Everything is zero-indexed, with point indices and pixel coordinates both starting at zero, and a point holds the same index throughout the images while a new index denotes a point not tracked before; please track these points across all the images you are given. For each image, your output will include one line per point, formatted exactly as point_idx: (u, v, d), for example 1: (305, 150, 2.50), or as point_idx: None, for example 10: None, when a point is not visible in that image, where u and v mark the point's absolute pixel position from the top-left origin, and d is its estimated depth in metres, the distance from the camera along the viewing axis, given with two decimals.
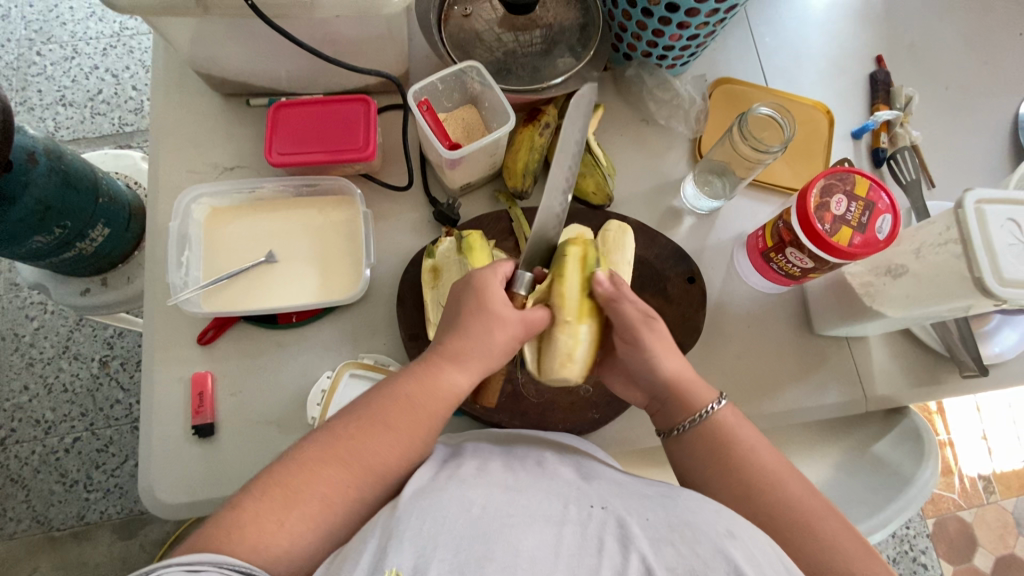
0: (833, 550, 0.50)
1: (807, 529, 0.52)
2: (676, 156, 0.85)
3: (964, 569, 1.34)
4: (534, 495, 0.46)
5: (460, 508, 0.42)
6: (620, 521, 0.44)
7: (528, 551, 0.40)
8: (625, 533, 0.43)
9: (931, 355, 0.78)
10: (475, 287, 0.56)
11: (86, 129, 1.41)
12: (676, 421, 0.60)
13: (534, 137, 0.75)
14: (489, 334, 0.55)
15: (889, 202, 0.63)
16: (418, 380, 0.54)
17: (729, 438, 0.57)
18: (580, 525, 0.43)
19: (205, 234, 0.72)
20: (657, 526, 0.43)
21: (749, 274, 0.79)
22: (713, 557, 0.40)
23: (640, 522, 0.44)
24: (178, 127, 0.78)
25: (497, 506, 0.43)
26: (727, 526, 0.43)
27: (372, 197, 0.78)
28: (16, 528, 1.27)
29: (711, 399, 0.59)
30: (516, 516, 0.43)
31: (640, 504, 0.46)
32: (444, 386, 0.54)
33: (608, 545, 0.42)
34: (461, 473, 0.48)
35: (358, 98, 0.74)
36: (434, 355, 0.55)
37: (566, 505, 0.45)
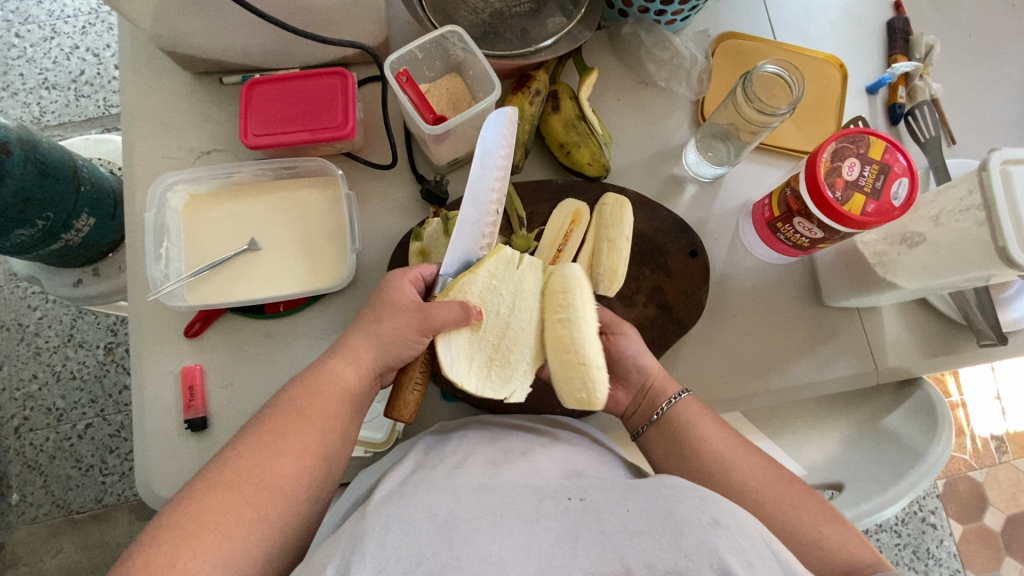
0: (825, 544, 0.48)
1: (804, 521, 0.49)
2: (677, 121, 0.80)
3: (974, 529, 1.34)
4: (510, 491, 0.44)
5: (425, 512, 0.41)
6: (597, 514, 0.42)
7: (497, 553, 0.38)
8: (601, 527, 0.41)
9: (947, 325, 0.74)
10: (383, 286, 0.59)
11: (71, 113, 1.37)
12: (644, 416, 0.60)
13: (524, 106, 0.71)
14: (378, 324, 0.56)
15: (906, 165, 0.58)
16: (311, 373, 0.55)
17: (689, 425, 0.57)
18: (556, 519, 0.42)
19: (183, 224, 0.69)
20: (637, 518, 0.41)
21: (755, 245, 0.75)
22: (696, 549, 0.38)
23: (617, 514, 0.42)
24: (151, 110, 0.75)
25: (467, 509, 0.42)
26: (711, 514, 0.40)
27: (356, 178, 0.74)
28: (37, 512, 1.31)
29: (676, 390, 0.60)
30: (484, 517, 0.41)
31: (622, 495, 0.44)
32: (332, 379, 0.54)
33: (583, 542, 0.40)
34: (433, 475, 0.47)
35: (335, 71, 0.69)
36: (327, 352, 0.57)
37: (541, 499, 0.44)
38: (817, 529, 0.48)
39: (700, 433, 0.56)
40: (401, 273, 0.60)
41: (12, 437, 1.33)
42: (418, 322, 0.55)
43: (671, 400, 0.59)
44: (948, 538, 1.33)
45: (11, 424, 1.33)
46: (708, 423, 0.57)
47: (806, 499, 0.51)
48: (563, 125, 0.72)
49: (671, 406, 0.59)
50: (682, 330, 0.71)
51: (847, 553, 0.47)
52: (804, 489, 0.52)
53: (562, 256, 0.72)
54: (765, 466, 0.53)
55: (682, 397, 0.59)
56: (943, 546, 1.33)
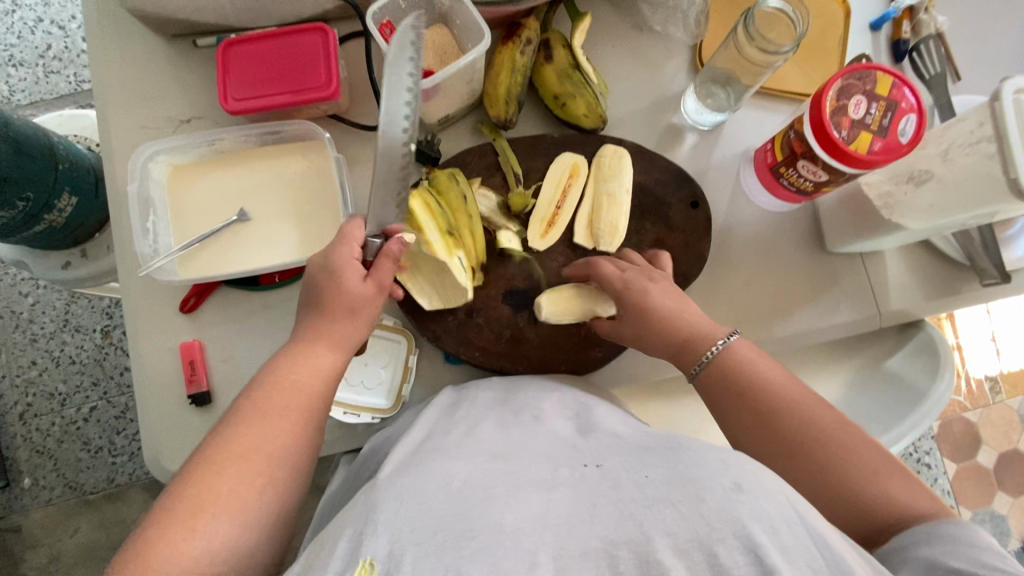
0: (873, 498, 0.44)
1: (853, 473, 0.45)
2: (674, 67, 0.77)
3: (967, 467, 1.37)
4: (524, 460, 0.44)
5: (440, 480, 0.41)
6: (615, 480, 0.41)
7: (513, 523, 0.37)
8: (618, 493, 0.40)
9: (950, 265, 0.73)
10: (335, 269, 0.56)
11: (42, 91, 1.31)
12: (691, 360, 0.57)
13: (515, 57, 0.68)
14: (351, 316, 0.56)
15: (914, 100, 0.56)
16: (284, 350, 0.55)
17: (743, 365, 0.54)
18: (572, 487, 0.41)
19: (168, 196, 0.67)
20: (657, 484, 0.39)
21: (757, 192, 0.73)
22: (720, 517, 0.35)
23: (634, 479, 0.41)
24: (122, 78, 0.71)
25: (481, 479, 0.41)
26: (733, 478, 0.38)
27: (345, 140, 0.72)
28: (51, 494, 1.32)
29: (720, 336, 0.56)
30: (500, 486, 0.40)
31: (641, 463, 0.42)
32: (303, 358, 0.53)
33: (601, 510, 0.38)
34: (444, 444, 0.46)
35: (315, 27, 0.66)
36: (299, 318, 0.56)
37: (557, 468, 0.43)
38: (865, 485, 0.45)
39: (757, 380, 0.52)
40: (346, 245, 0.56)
41: (17, 424, 1.33)
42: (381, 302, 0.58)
43: (722, 342, 0.55)
44: (942, 476, 1.36)
45: (15, 410, 1.33)
46: (763, 366, 0.53)
47: (858, 443, 0.47)
48: (556, 76, 0.69)
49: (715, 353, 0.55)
50: (685, 282, 0.70)
51: (891, 506, 0.44)
52: (858, 435, 0.48)
53: (561, 214, 0.70)
54: (823, 409, 0.50)
55: (733, 341, 0.56)
56: (937, 483, 1.36)
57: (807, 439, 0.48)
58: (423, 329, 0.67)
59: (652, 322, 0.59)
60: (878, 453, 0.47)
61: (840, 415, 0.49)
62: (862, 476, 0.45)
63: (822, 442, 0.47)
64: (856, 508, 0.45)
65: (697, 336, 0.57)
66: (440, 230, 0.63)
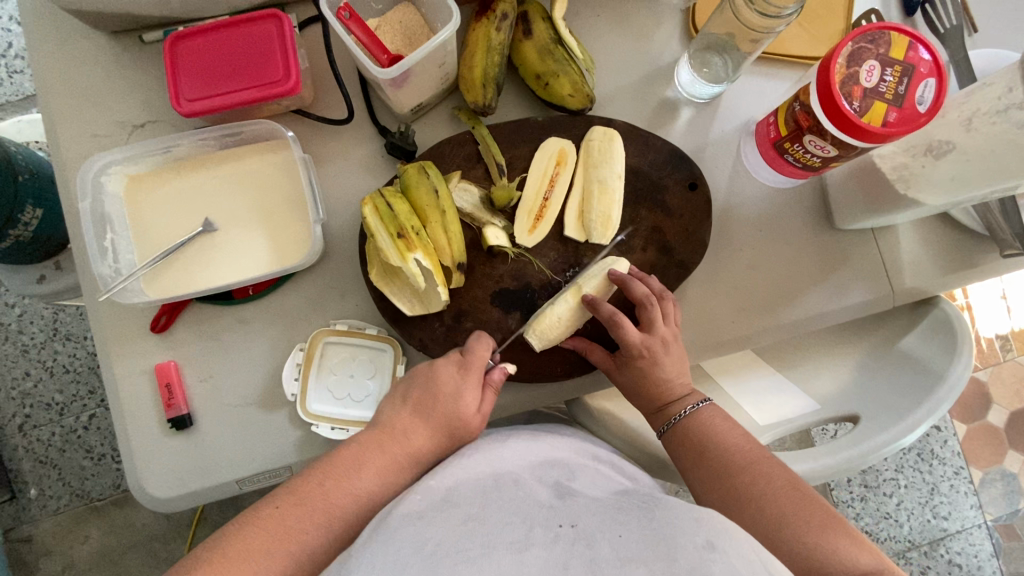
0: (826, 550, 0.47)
1: (806, 524, 0.49)
2: (666, 35, 0.71)
3: (978, 427, 1.35)
4: (497, 518, 0.42)
5: (413, 546, 0.39)
6: (588, 542, 0.39)
7: None
8: (592, 553, 0.38)
9: (968, 236, 0.69)
10: (437, 390, 0.55)
11: (6, 92, 1.24)
12: (663, 419, 0.60)
13: (490, 35, 0.61)
14: (446, 409, 0.55)
15: (931, 63, 0.51)
16: (391, 424, 0.54)
17: (710, 429, 0.57)
18: (546, 548, 0.39)
19: (126, 211, 0.63)
20: (629, 546, 0.39)
21: (759, 168, 0.68)
22: None
23: (607, 540, 0.40)
24: (68, 83, 0.65)
25: (454, 542, 0.39)
26: (705, 536, 0.38)
27: (312, 137, 0.67)
28: (58, 504, 1.31)
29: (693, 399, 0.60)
30: (473, 549, 0.39)
31: (614, 522, 0.42)
32: (409, 439, 0.53)
33: (573, 571, 0.37)
34: (422, 507, 0.44)
35: (268, 14, 0.60)
36: (416, 391, 0.56)
37: (530, 528, 0.41)
38: (819, 541, 0.47)
39: (721, 441, 0.56)
40: (471, 376, 0.56)
41: (17, 436, 1.31)
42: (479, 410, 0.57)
43: (693, 405, 0.59)
44: (953, 438, 1.34)
45: (15, 423, 1.31)
46: (729, 430, 0.57)
47: (811, 503, 0.50)
48: (537, 53, 0.63)
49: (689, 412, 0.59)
50: (685, 271, 0.65)
51: (839, 562, 0.46)
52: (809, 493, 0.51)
53: (550, 205, 0.66)
54: (779, 470, 0.53)
55: (704, 405, 0.59)
56: (948, 446, 1.34)
57: (765, 496, 0.51)
58: (409, 337, 0.63)
59: (642, 383, 0.60)
60: (828, 512, 0.50)
61: (796, 478, 0.52)
62: (814, 532, 0.48)
63: (775, 497, 0.51)
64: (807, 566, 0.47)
65: (674, 397, 0.60)
66: (391, 234, 0.58)
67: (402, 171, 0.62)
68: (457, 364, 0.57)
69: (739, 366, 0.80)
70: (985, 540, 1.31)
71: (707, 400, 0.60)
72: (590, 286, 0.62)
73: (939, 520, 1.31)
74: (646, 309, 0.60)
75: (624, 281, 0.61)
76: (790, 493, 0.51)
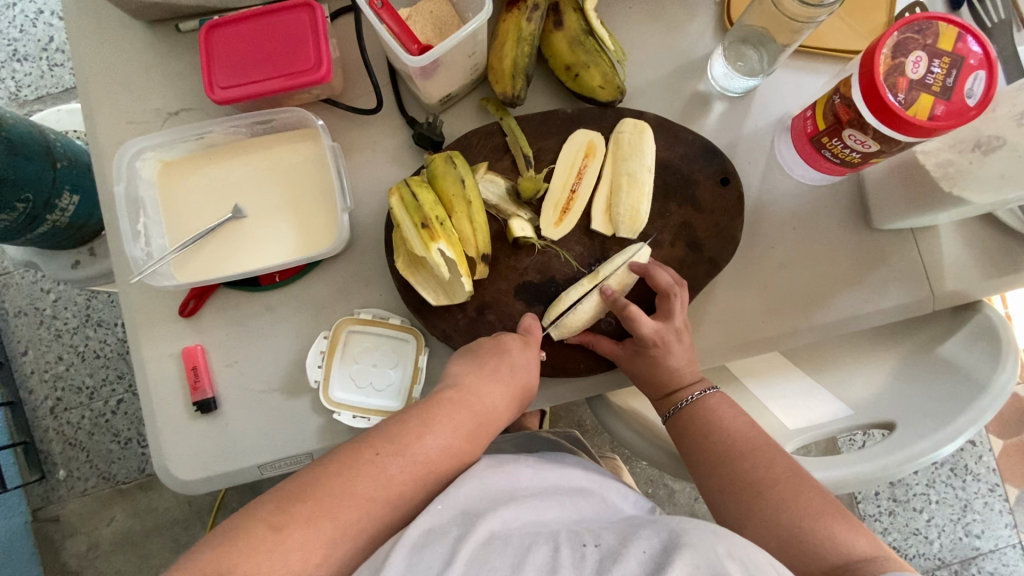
0: (824, 533, 0.46)
1: (808, 508, 0.48)
2: (700, 27, 0.69)
3: (1015, 443, 1.29)
4: (520, 539, 0.43)
5: (439, 564, 0.40)
6: (612, 556, 0.40)
7: None
8: (621, 569, 0.39)
9: (1014, 239, 0.66)
10: (507, 357, 0.56)
11: (47, 84, 1.28)
12: (669, 404, 0.60)
13: (520, 25, 0.61)
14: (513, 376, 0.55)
15: (982, 54, 0.48)
16: (469, 385, 0.53)
17: (713, 416, 0.57)
18: (574, 568, 0.39)
19: (159, 195, 0.64)
20: (653, 558, 0.39)
21: (794, 165, 0.66)
22: None
23: (633, 555, 0.40)
24: (106, 70, 0.67)
25: (481, 564, 0.40)
26: (726, 547, 0.39)
27: (341, 126, 0.67)
28: (85, 485, 1.35)
29: (698, 387, 0.59)
30: (500, 570, 0.39)
31: (635, 534, 0.43)
32: (486, 401, 0.53)
33: None
34: (442, 523, 0.44)
35: (301, 3, 0.60)
36: (488, 356, 0.55)
37: (557, 548, 0.41)
38: (816, 525, 0.47)
39: (724, 426, 0.56)
40: (533, 349, 0.58)
41: (48, 418, 1.35)
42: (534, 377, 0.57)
43: (701, 391, 0.59)
44: (988, 453, 1.29)
45: (45, 405, 1.35)
46: (734, 416, 0.57)
47: (812, 487, 0.50)
48: (567, 43, 0.63)
49: (702, 396, 0.59)
50: (715, 269, 0.64)
51: (834, 549, 0.46)
52: (808, 480, 0.51)
53: (576, 198, 0.64)
54: (780, 456, 0.53)
55: (712, 392, 0.59)
56: (981, 461, 1.29)
57: (763, 481, 0.51)
58: (432, 327, 0.63)
59: (651, 370, 0.59)
60: (828, 499, 0.49)
61: (797, 464, 0.52)
62: (810, 518, 0.47)
63: (773, 480, 0.51)
64: (799, 551, 0.46)
65: (681, 384, 0.59)
66: (415, 224, 0.58)
67: (429, 161, 0.61)
68: (523, 337, 0.58)
69: (767, 370, 0.78)
70: (1020, 561, 1.26)
71: (714, 388, 0.59)
72: (611, 276, 0.61)
73: (971, 539, 1.26)
74: (668, 298, 0.59)
75: (646, 270, 0.60)
76: (790, 478, 0.50)
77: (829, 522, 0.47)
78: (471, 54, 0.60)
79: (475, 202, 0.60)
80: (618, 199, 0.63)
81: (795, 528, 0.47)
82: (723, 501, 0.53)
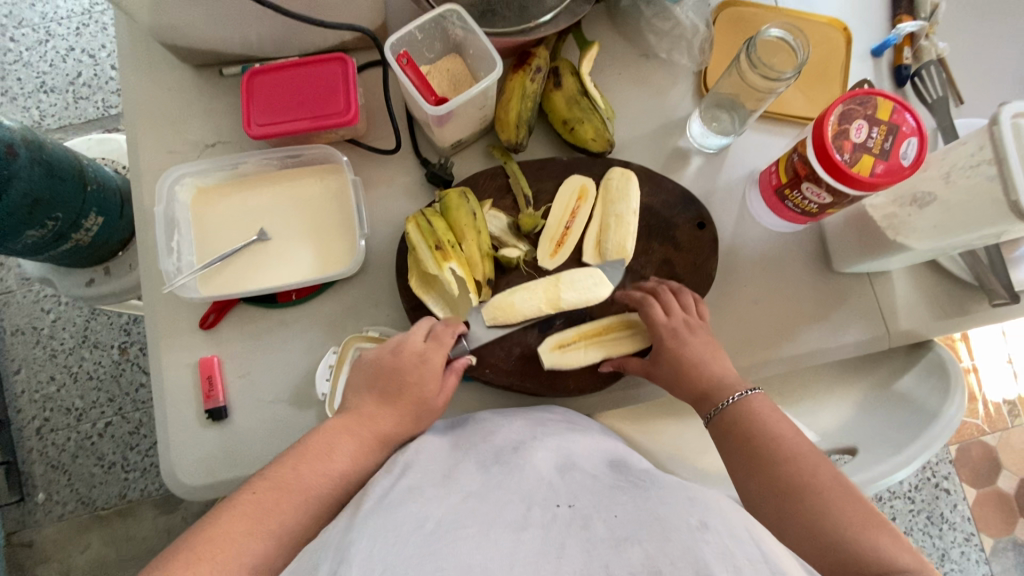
0: (868, 544, 0.48)
1: (852, 519, 0.50)
2: (680, 92, 0.79)
3: (987, 492, 1.33)
4: (499, 499, 0.46)
5: (414, 522, 0.43)
6: (585, 521, 0.44)
7: (481, 562, 0.40)
8: (588, 534, 0.43)
9: (959, 286, 0.74)
10: (397, 375, 0.60)
11: (71, 115, 1.37)
12: (709, 405, 0.62)
13: (525, 84, 0.70)
14: (403, 394, 0.59)
15: (914, 124, 0.58)
16: (359, 410, 0.58)
17: (753, 419, 0.58)
18: (544, 527, 0.43)
19: (192, 216, 0.70)
20: (624, 523, 0.44)
21: (762, 213, 0.74)
22: (682, 555, 0.40)
23: (604, 520, 0.44)
24: (151, 106, 0.75)
25: (453, 519, 0.43)
26: (699, 518, 0.43)
27: (361, 163, 0.75)
28: (63, 510, 1.32)
29: (738, 391, 0.61)
30: (471, 526, 0.43)
31: (609, 501, 0.47)
32: (379, 422, 0.57)
33: (569, 549, 0.41)
34: (422, 485, 0.48)
35: (335, 57, 0.69)
36: (380, 379, 0.60)
37: (530, 508, 0.45)
38: (861, 536, 0.49)
39: (766, 429, 0.57)
40: (432, 363, 0.61)
41: (33, 439, 1.34)
42: (435, 388, 0.61)
43: (742, 393, 0.60)
44: (962, 502, 1.32)
45: (32, 425, 1.34)
46: (777, 421, 0.58)
47: (854, 497, 0.52)
48: (565, 102, 0.72)
49: (742, 399, 0.60)
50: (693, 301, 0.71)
51: (877, 558, 0.48)
52: (850, 489, 0.52)
53: (570, 234, 0.72)
54: (826, 463, 0.54)
55: (753, 394, 0.60)
56: (956, 510, 1.32)
57: (807, 487, 0.52)
58: None
59: (676, 371, 0.64)
60: (870, 510, 0.51)
61: (839, 473, 0.53)
62: (854, 528, 0.49)
63: (819, 486, 0.52)
64: (840, 556, 0.48)
65: (716, 385, 0.62)
66: (429, 246, 0.65)
67: (440, 193, 0.69)
68: (419, 350, 0.61)
69: None
70: None
71: (755, 390, 0.61)
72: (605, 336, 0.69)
73: None
74: (660, 292, 0.68)
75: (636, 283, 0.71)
76: (834, 487, 0.52)
77: (873, 536, 0.49)
78: (482, 107, 0.69)
79: (482, 232, 0.67)
80: (607, 239, 0.71)
81: (839, 536, 0.49)
82: (762, 501, 0.54)
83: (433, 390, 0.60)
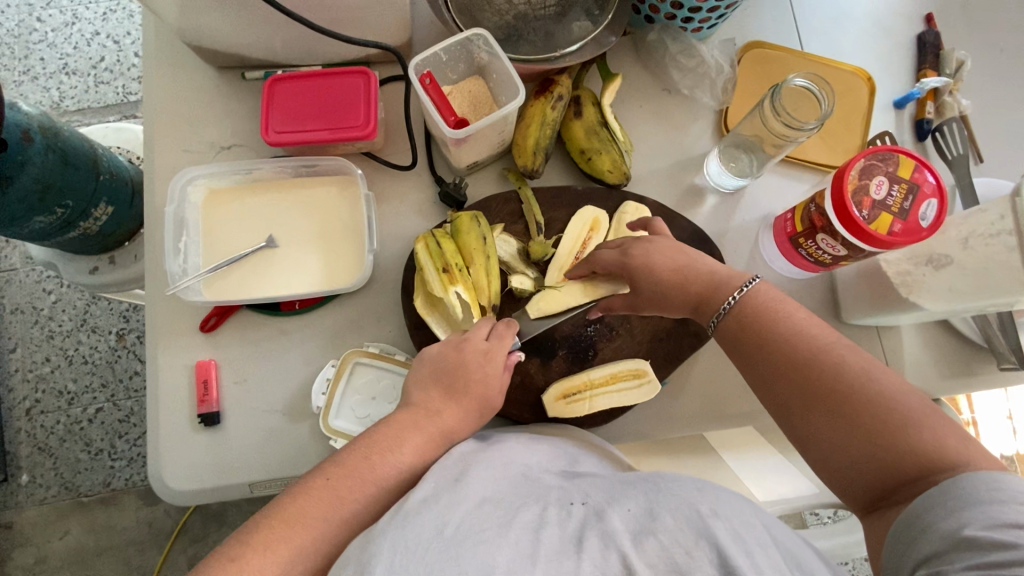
0: (920, 447, 0.42)
1: (895, 426, 0.44)
2: (700, 129, 0.79)
3: None
4: (510, 501, 0.45)
5: (431, 529, 0.41)
6: (598, 515, 0.43)
7: (503, 564, 0.39)
8: (603, 527, 0.42)
9: (968, 346, 0.73)
10: (461, 368, 0.59)
11: (91, 99, 1.37)
12: (710, 311, 0.57)
13: (545, 111, 0.70)
14: (467, 391, 0.58)
15: (935, 184, 0.57)
16: (422, 404, 0.57)
17: (766, 311, 0.53)
18: (558, 525, 0.43)
19: (202, 218, 0.70)
20: (636, 516, 0.43)
21: (774, 258, 0.74)
22: (696, 546, 0.39)
23: (619, 514, 0.43)
24: (171, 104, 0.75)
25: (471, 523, 0.42)
26: (709, 506, 0.42)
27: (375, 177, 0.74)
28: (46, 493, 1.31)
29: (741, 283, 0.56)
30: (489, 530, 0.41)
31: (622, 494, 0.46)
32: (444, 419, 0.56)
33: (586, 544, 0.41)
34: (434, 489, 0.46)
35: (359, 70, 0.69)
36: (445, 373, 0.59)
37: (544, 508, 0.45)
38: (905, 431, 0.43)
39: (776, 322, 0.52)
40: (495, 358, 0.60)
41: (22, 419, 1.33)
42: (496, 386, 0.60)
43: (739, 290, 0.55)
44: None
45: (23, 406, 1.33)
46: (792, 311, 0.52)
47: (895, 393, 0.45)
48: (584, 131, 0.72)
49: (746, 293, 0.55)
50: (699, 342, 0.70)
51: (928, 450, 0.42)
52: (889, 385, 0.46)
53: None
54: (851, 354, 0.48)
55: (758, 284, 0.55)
56: None
57: (835, 393, 0.47)
58: None
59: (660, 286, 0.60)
60: (915, 399, 0.45)
61: (868, 360, 0.47)
62: (895, 431, 0.43)
63: (836, 387, 0.47)
64: (888, 462, 0.43)
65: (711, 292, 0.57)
66: (437, 269, 0.65)
67: (451, 216, 0.69)
68: (483, 347, 0.60)
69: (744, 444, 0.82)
70: None
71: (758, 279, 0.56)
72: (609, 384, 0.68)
73: None
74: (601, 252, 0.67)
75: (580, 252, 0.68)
76: (858, 383, 0.46)
77: (921, 429, 0.43)
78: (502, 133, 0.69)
79: (492, 256, 0.66)
80: None
81: (883, 451, 0.43)
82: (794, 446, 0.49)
83: (496, 395, 0.60)
